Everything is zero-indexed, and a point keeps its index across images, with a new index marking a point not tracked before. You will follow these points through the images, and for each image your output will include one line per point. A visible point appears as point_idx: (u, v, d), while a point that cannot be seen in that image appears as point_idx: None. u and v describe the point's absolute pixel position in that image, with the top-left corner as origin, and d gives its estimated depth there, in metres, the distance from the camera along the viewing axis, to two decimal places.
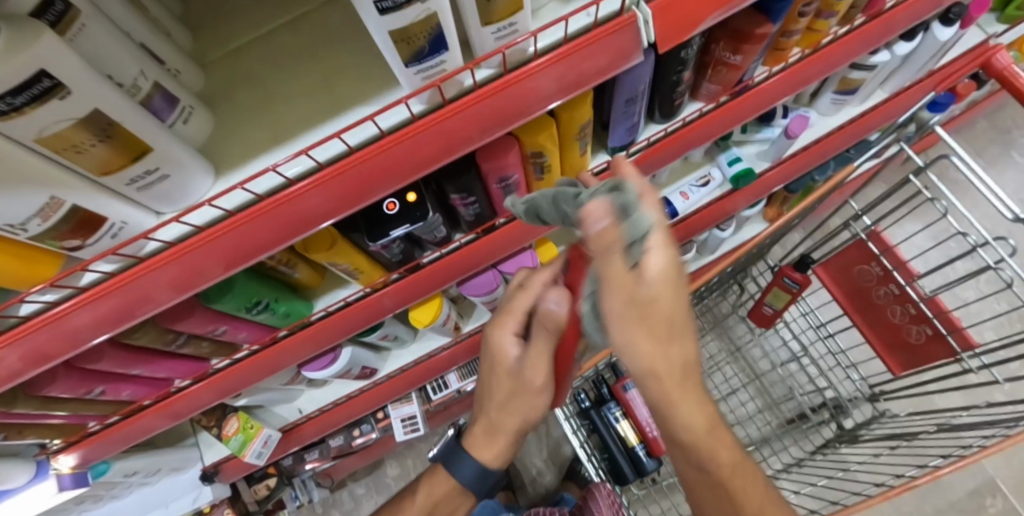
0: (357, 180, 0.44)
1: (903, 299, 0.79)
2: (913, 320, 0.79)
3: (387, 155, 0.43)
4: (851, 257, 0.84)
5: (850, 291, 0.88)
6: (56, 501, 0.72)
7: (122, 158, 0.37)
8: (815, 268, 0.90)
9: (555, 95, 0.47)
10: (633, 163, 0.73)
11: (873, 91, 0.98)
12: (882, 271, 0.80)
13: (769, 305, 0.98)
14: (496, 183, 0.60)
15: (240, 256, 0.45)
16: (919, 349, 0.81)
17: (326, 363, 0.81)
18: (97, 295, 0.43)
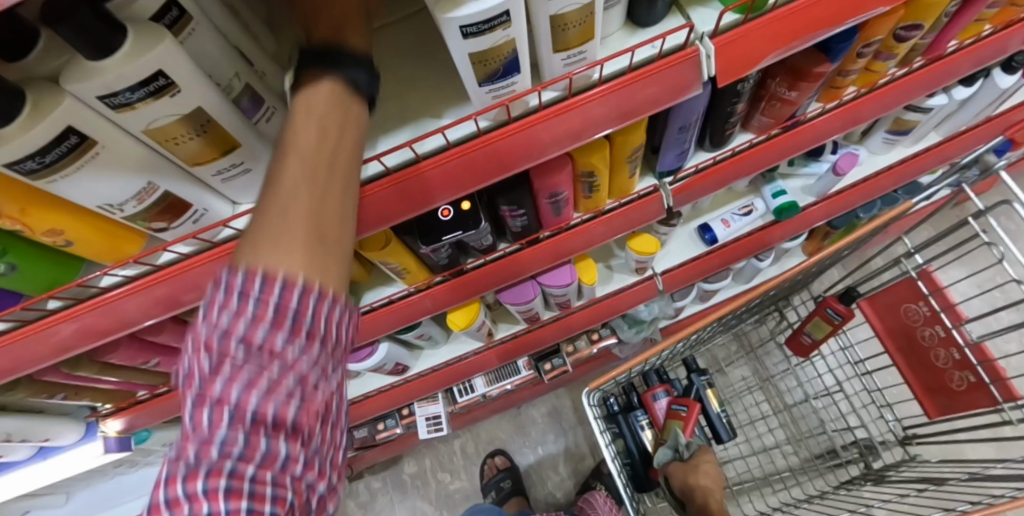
0: (422, 185, 0.46)
1: (948, 343, 0.79)
2: (956, 366, 0.78)
3: (453, 165, 0.45)
4: (898, 295, 0.83)
5: (894, 331, 0.87)
6: (101, 461, 0.76)
7: (212, 152, 0.40)
8: (860, 302, 0.90)
9: (616, 120, 0.48)
10: (680, 188, 0.74)
11: (927, 133, 0.96)
12: (929, 312, 0.79)
13: (808, 334, 0.99)
14: (546, 198, 0.63)
15: None
16: (959, 397, 0.79)
17: (362, 356, 0.87)
18: (175, 272, 0.46)
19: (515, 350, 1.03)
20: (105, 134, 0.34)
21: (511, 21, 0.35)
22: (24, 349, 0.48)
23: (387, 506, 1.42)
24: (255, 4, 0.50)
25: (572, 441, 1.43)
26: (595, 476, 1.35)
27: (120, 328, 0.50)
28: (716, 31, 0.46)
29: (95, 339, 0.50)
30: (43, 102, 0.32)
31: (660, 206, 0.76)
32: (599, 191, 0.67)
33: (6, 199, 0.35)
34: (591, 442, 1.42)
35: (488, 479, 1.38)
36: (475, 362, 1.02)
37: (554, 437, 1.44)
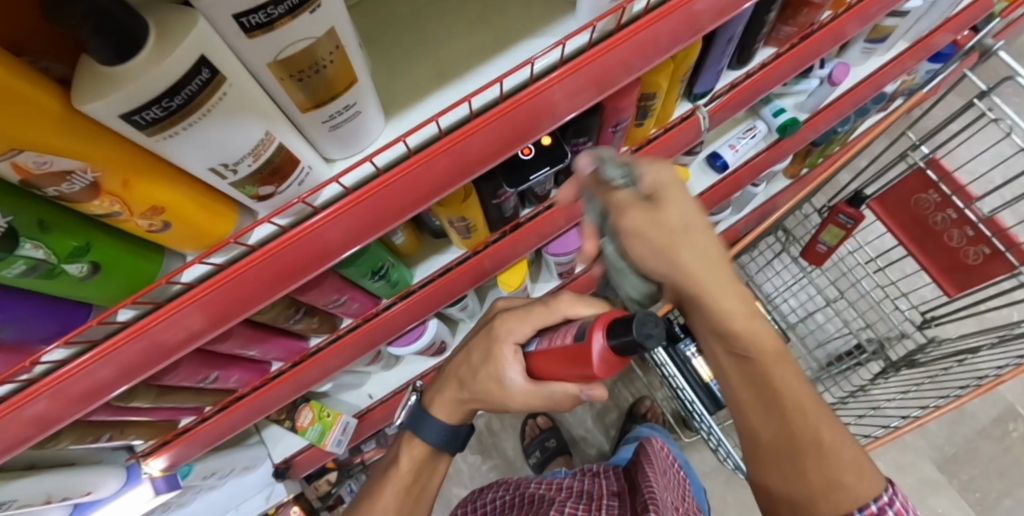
0: (536, 109, 0.43)
1: (960, 223, 0.88)
2: (971, 242, 0.87)
3: (570, 79, 0.43)
4: (908, 188, 0.92)
5: (907, 222, 0.96)
6: (152, 505, 0.67)
7: (330, 92, 0.35)
8: (871, 203, 0.98)
9: (721, 14, 0.45)
10: (715, 109, 0.74)
11: (897, 40, 1.04)
12: (940, 198, 0.89)
13: (824, 242, 1.06)
14: (610, 128, 0.61)
15: (288, 274, 0.42)
16: (976, 269, 0.89)
17: (412, 337, 0.81)
18: (249, 265, 0.40)
19: None
20: (231, 67, 0.28)
21: None
22: (70, 394, 0.39)
23: None
24: None
25: (597, 397, 1.45)
26: (637, 416, 1.38)
27: (162, 360, 0.41)
28: None
29: (67, 418, 0.40)
30: (170, 28, 0.26)
31: (695, 131, 0.76)
32: (651, 116, 0.66)
33: (106, 164, 0.28)
34: (615, 393, 1.45)
35: (531, 439, 1.42)
36: None
37: None
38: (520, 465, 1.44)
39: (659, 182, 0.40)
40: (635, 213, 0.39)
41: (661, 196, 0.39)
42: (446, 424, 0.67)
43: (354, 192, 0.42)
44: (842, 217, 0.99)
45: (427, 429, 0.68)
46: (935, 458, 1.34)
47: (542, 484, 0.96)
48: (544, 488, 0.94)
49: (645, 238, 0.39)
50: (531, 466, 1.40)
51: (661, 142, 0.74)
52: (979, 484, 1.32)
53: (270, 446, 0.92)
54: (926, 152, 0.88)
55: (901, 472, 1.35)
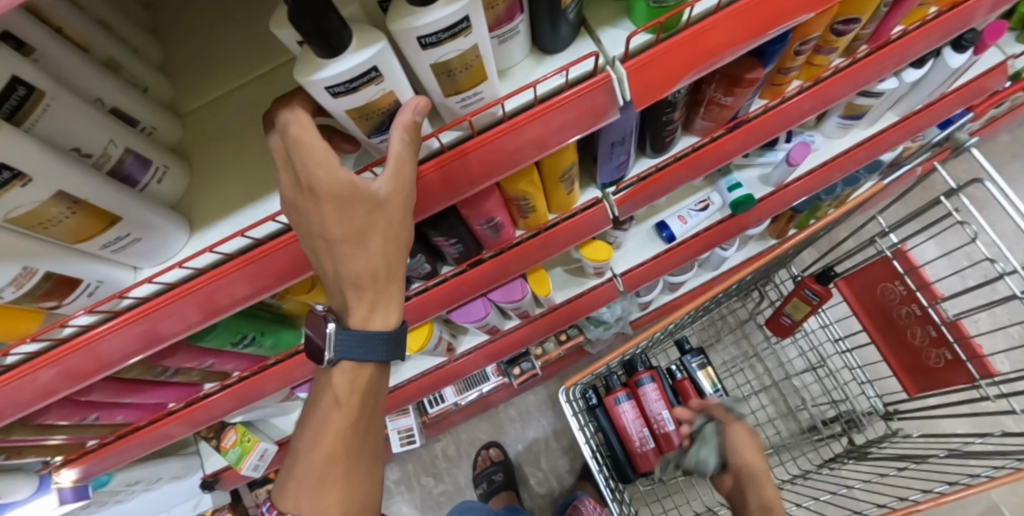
0: None
1: (925, 322, 0.78)
2: (933, 344, 0.77)
3: None
4: (875, 274, 0.83)
5: (871, 310, 0.86)
6: (57, 513, 0.75)
7: (94, 227, 0.38)
8: (837, 282, 0.89)
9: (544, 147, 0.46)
10: (623, 198, 0.72)
11: (882, 114, 0.96)
12: (905, 291, 0.79)
13: (788, 315, 0.97)
14: (480, 224, 0.60)
15: (134, 349, 0.46)
16: (937, 374, 0.79)
17: None
18: (84, 343, 0.44)
19: (499, 349, 1.02)
20: None
21: (384, 76, 0.33)
22: None
23: None
24: (144, 52, 0.48)
25: (554, 437, 1.45)
26: None
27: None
28: (627, 54, 0.43)
29: None
30: None
31: (605, 217, 0.74)
32: (535, 210, 0.65)
33: None
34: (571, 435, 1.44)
35: (481, 470, 1.43)
36: (462, 365, 1.03)
37: (534, 434, 1.46)
38: (469, 492, 1.46)
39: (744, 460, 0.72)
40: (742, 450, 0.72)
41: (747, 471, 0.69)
42: None
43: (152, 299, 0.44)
44: (808, 292, 0.90)
45: None
46: None
47: None
48: None
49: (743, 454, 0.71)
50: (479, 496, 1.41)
51: (573, 221, 0.72)
52: None
53: (204, 458, 1.01)
54: (894, 241, 0.78)
55: None
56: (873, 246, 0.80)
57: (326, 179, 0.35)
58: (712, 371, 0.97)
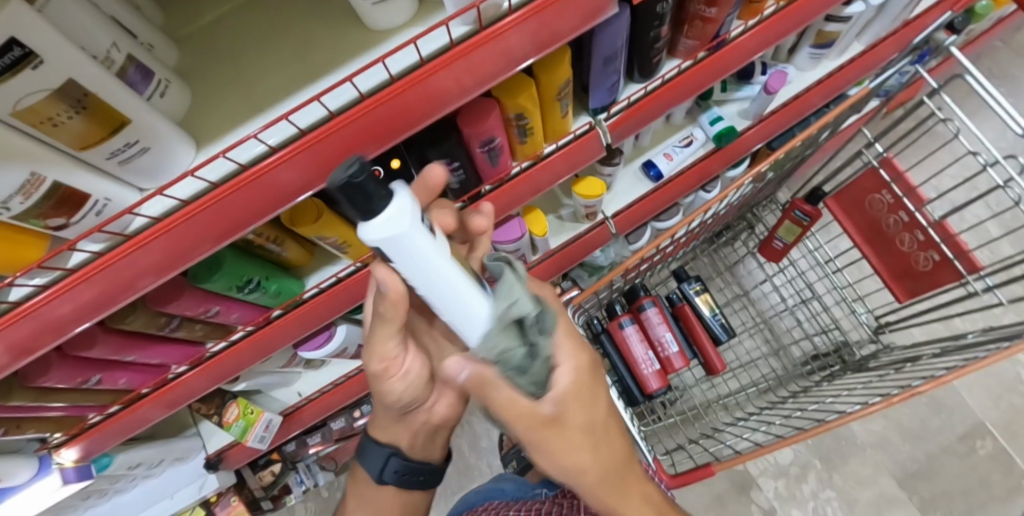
0: (367, 127, 0.43)
1: (912, 227, 0.85)
2: (922, 247, 0.84)
3: (393, 103, 0.42)
4: (862, 188, 0.89)
5: (861, 225, 0.93)
6: (60, 495, 0.72)
7: (100, 131, 0.37)
8: (827, 202, 0.96)
9: (542, 48, 0.46)
10: (614, 124, 0.73)
11: (849, 44, 1.01)
12: (892, 199, 0.85)
13: (780, 239, 1.04)
14: (480, 146, 0.60)
15: (96, 305, 0.43)
16: (927, 276, 0.86)
17: (319, 342, 0.82)
18: (32, 309, 0.42)
19: None
20: None
21: None
22: None
23: None
24: None
25: None
26: None
27: None
28: None
29: None
30: None
31: (598, 145, 0.74)
32: (532, 134, 0.65)
33: None
34: None
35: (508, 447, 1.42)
36: None
37: None
38: (476, 461, 1.46)
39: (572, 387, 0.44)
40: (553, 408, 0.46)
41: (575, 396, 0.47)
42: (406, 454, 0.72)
43: (162, 221, 0.43)
44: (799, 213, 0.98)
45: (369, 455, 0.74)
46: (895, 473, 1.34)
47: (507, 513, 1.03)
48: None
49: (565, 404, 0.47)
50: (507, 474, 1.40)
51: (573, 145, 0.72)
52: (938, 501, 1.32)
53: (206, 438, 0.98)
54: (881, 150, 0.86)
55: (856, 484, 1.35)
56: (861, 158, 0.89)
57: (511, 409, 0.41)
58: (709, 297, 1.01)
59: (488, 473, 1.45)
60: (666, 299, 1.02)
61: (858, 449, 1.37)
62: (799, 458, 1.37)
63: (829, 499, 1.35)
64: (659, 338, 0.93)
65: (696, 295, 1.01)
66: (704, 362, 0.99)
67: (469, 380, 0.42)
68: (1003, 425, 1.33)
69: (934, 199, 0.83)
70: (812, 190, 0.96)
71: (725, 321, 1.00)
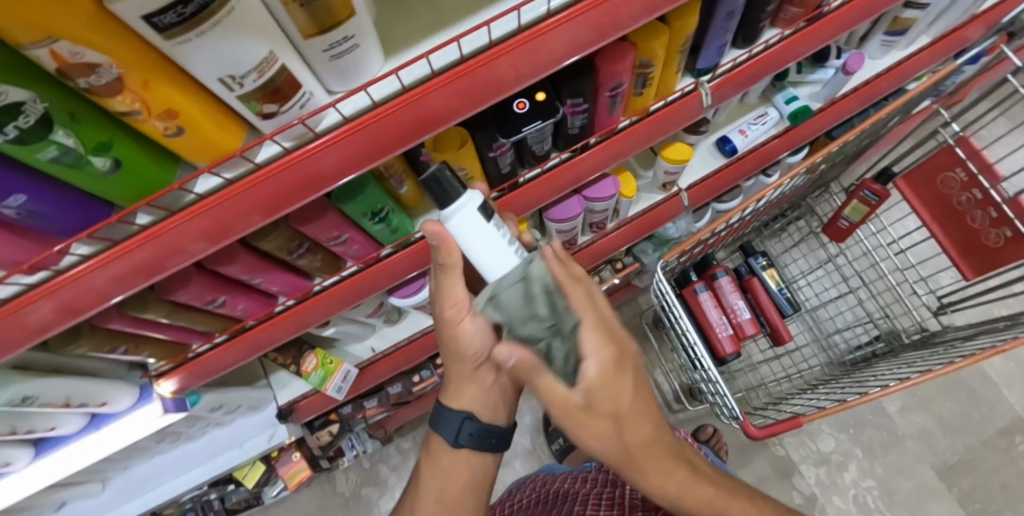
0: (543, 45, 0.46)
1: (984, 204, 0.88)
2: (993, 223, 0.87)
3: (570, 25, 0.46)
4: (935, 166, 0.92)
5: (930, 202, 0.96)
6: (159, 423, 0.73)
7: (329, 21, 0.38)
8: (896, 181, 0.98)
9: None
10: (718, 85, 0.75)
11: (918, 35, 1.05)
12: (966, 177, 0.88)
13: (846, 220, 1.05)
14: (608, 91, 0.63)
15: (144, 272, 0.45)
16: (997, 252, 0.89)
17: (411, 290, 0.83)
18: (76, 275, 0.44)
19: None
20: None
21: None
22: (96, 281, 0.44)
23: None
24: None
25: None
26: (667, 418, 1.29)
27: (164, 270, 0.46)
28: None
29: (79, 315, 0.45)
30: None
31: (698, 106, 0.77)
32: (650, 85, 0.68)
33: (128, 64, 0.33)
34: None
35: (554, 426, 1.41)
36: None
37: None
38: (517, 438, 1.45)
39: (600, 379, 0.48)
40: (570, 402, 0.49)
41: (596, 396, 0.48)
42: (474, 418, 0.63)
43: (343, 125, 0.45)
44: (866, 193, 1.00)
45: (446, 426, 0.64)
46: (936, 465, 1.36)
47: (567, 476, 1.02)
48: (568, 481, 1.00)
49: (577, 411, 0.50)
50: (552, 452, 1.39)
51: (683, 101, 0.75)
52: (978, 494, 1.34)
53: (276, 390, 0.98)
54: (957, 130, 0.89)
55: (897, 474, 1.36)
56: (935, 138, 0.91)
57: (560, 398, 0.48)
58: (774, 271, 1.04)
59: (529, 450, 1.44)
60: (734, 271, 1.04)
61: (899, 440, 1.38)
62: (841, 447, 1.39)
63: (869, 488, 1.36)
64: (732, 305, 0.96)
65: (762, 270, 1.03)
66: (769, 332, 1.01)
67: (515, 365, 0.48)
68: None
69: (1010, 177, 0.86)
70: (882, 169, 0.99)
71: (789, 295, 1.03)
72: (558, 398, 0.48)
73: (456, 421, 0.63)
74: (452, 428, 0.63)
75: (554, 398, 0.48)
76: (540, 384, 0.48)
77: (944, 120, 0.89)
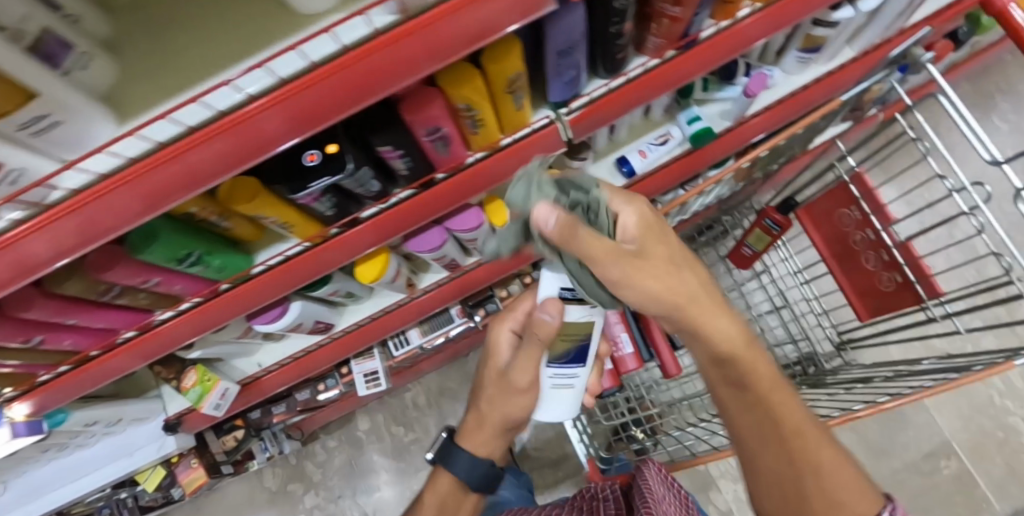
0: (296, 108, 0.42)
1: (878, 245, 0.84)
2: (885, 267, 0.83)
3: (327, 83, 0.42)
4: (834, 201, 0.88)
5: (830, 237, 0.92)
6: (9, 447, 0.74)
7: (5, 104, 0.35)
8: (798, 211, 0.95)
9: (470, 42, 0.44)
10: (576, 118, 0.72)
11: (839, 50, 0.98)
12: (861, 215, 0.84)
13: (749, 247, 1.02)
14: (426, 135, 0.60)
15: None
16: (888, 296, 0.85)
17: (273, 316, 0.83)
18: None
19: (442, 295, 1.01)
20: None
21: None
22: None
23: (346, 464, 1.46)
24: None
25: None
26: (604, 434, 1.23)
27: None
28: None
29: None
30: None
31: (557, 140, 0.73)
32: (484, 125, 0.64)
33: None
34: None
35: None
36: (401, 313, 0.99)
37: None
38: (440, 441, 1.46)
39: (643, 222, 0.52)
40: (620, 263, 0.48)
41: (637, 234, 0.51)
42: (472, 456, 0.78)
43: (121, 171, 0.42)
44: (769, 222, 0.96)
45: (456, 463, 0.78)
46: None
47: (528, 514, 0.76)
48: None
49: (630, 284, 0.48)
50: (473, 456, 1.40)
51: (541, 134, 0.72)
52: None
53: (166, 401, 1.00)
54: (851, 165, 0.84)
55: None
56: (833, 171, 0.87)
57: (653, 279, 0.49)
58: None
59: None
60: None
61: None
62: None
63: None
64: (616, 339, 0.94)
65: None
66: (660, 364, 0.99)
67: (556, 228, 0.45)
68: (969, 446, 1.34)
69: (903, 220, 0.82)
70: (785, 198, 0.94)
71: None
72: (603, 250, 0.46)
73: (469, 463, 0.77)
74: (457, 464, 0.78)
75: (646, 296, 0.49)
76: (653, 245, 0.51)
77: (840, 153, 0.85)
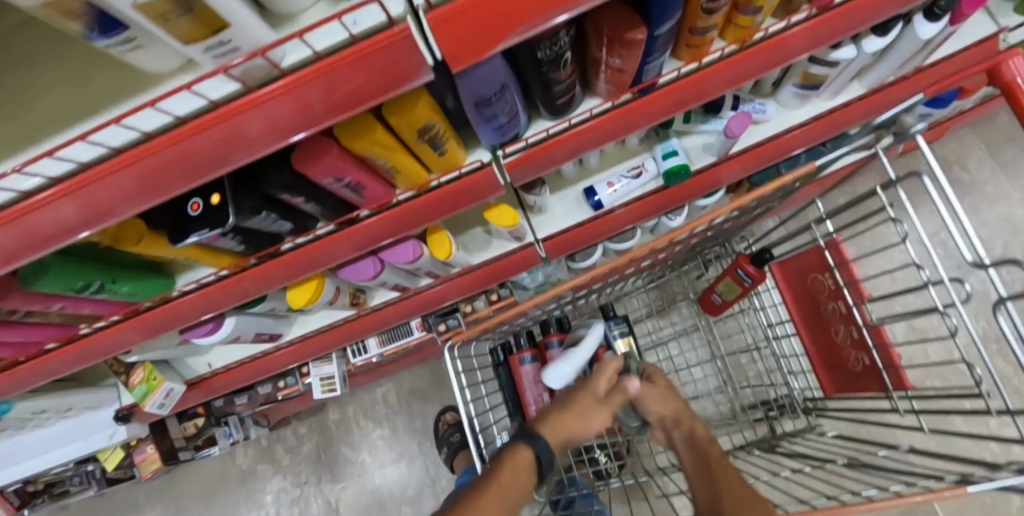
0: (138, 174, 0.40)
1: (848, 320, 0.77)
2: (853, 345, 0.76)
3: (170, 150, 0.39)
4: (809, 264, 0.81)
5: (801, 299, 0.85)
6: None
7: None
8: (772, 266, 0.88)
9: (330, 112, 0.40)
10: (513, 163, 0.66)
11: (846, 85, 0.87)
12: (833, 285, 0.77)
13: (720, 294, 0.96)
14: (330, 182, 0.56)
15: None
16: (855, 376, 0.78)
17: (207, 330, 0.82)
18: None
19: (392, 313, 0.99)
20: None
21: None
22: None
23: (314, 451, 1.49)
24: None
25: None
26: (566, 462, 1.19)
27: None
28: (431, 4, 0.37)
29: None
30: None
31: (494, 182, 0.68)
32: (401, 170, 0.60)
33: None
34: None
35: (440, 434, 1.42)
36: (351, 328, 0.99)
37: None
38: (407, 440, 1.47)
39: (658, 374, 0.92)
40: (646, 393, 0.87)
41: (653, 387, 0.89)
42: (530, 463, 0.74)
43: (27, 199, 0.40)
44: (741, 272, 0.89)
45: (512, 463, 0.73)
46: None
47: None
48: None
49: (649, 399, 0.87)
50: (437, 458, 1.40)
51: (473, 177, 0.66)
52: None
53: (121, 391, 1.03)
54: (829, 230, 0.76)
55: None
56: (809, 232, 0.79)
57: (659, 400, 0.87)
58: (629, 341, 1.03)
59: (415, 453, 1.46)
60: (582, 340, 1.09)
61: None
62: None
63: None
64: None
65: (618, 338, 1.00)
66: None
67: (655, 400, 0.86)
68: None
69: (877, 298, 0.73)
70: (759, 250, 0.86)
71: None
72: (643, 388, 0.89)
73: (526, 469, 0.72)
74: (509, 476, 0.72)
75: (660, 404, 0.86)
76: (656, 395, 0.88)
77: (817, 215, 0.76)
